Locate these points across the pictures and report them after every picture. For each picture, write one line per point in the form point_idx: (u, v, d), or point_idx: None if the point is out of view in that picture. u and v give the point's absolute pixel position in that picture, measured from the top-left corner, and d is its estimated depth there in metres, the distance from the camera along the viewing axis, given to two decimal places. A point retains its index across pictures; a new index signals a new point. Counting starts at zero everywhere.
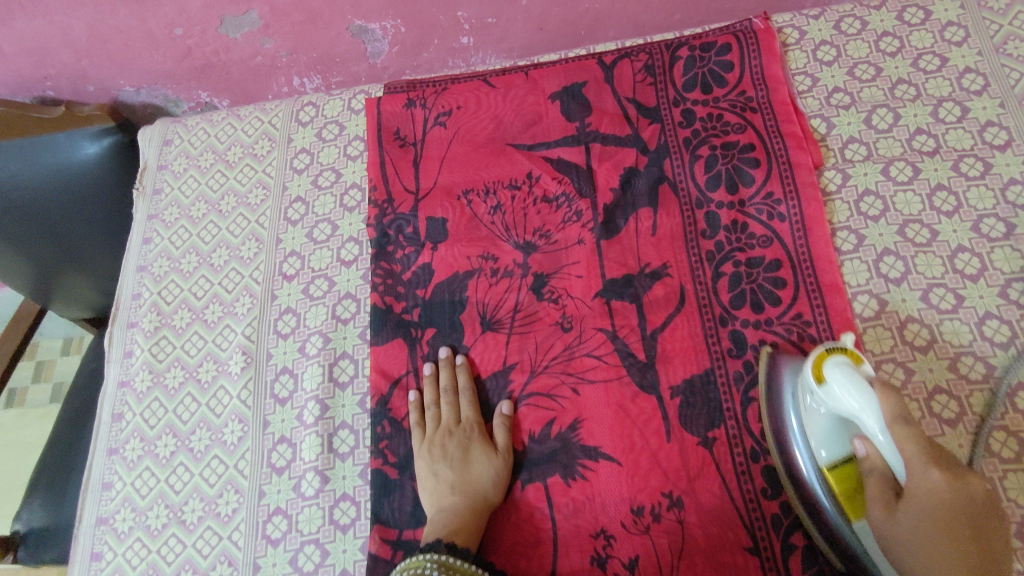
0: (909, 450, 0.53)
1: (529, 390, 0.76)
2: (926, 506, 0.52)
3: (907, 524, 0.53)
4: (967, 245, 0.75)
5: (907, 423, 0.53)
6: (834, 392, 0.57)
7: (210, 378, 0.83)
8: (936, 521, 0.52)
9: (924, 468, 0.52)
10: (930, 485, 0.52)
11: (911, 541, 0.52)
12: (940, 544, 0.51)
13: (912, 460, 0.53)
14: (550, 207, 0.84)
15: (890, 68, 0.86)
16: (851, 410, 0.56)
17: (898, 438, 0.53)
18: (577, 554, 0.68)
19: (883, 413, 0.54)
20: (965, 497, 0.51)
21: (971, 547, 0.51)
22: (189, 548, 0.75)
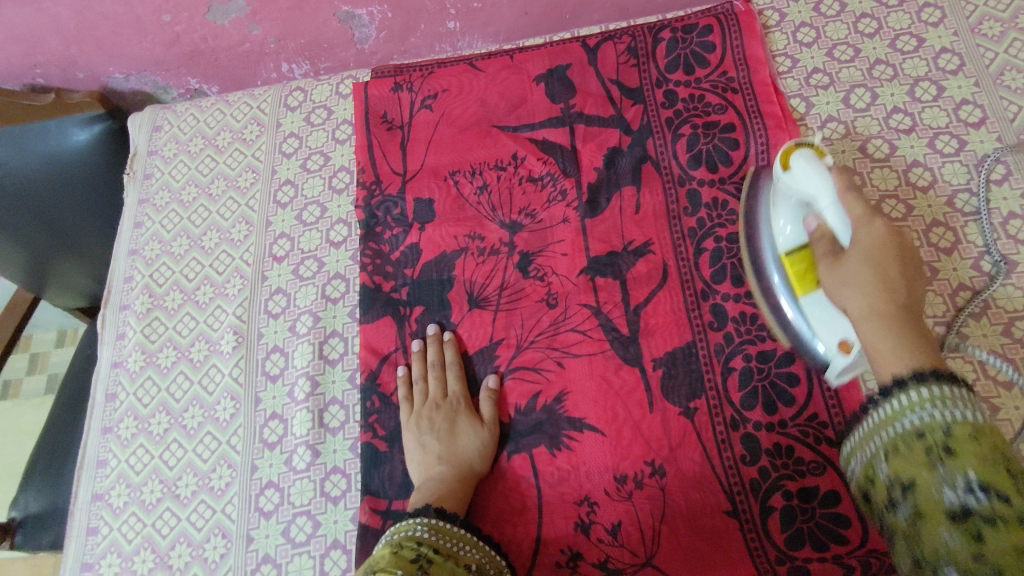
0: (856, 209, 0.59)
1: (516, 364, 0.78)
2: (867, 250, 0.57)
3: (849, 263, 0.58)
4: (941, 219, 0.77)
5: (856, 191, 0.59)
6: (800, 172, 0.63)
7: (202, 357, 0.85)
8: (874, 262, 0.57)
9: (870, 222, 0.58)
10: (872, 235, 0.58)
11: (850, 278, 0.57)
12: (874, 281, 0.56)
13: (857, 215, 0.58)
14: (535, 187, 0.85)
15: (868, 49, 0.88)
16: (811, 187, 0.62)
17: (847, 201, 0.59)
18: (562, 521, 0.70)
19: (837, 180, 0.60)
20: (897, 243, 0.58)
21: (897, 283, 0.56)
22: (184, 522, 0.76)
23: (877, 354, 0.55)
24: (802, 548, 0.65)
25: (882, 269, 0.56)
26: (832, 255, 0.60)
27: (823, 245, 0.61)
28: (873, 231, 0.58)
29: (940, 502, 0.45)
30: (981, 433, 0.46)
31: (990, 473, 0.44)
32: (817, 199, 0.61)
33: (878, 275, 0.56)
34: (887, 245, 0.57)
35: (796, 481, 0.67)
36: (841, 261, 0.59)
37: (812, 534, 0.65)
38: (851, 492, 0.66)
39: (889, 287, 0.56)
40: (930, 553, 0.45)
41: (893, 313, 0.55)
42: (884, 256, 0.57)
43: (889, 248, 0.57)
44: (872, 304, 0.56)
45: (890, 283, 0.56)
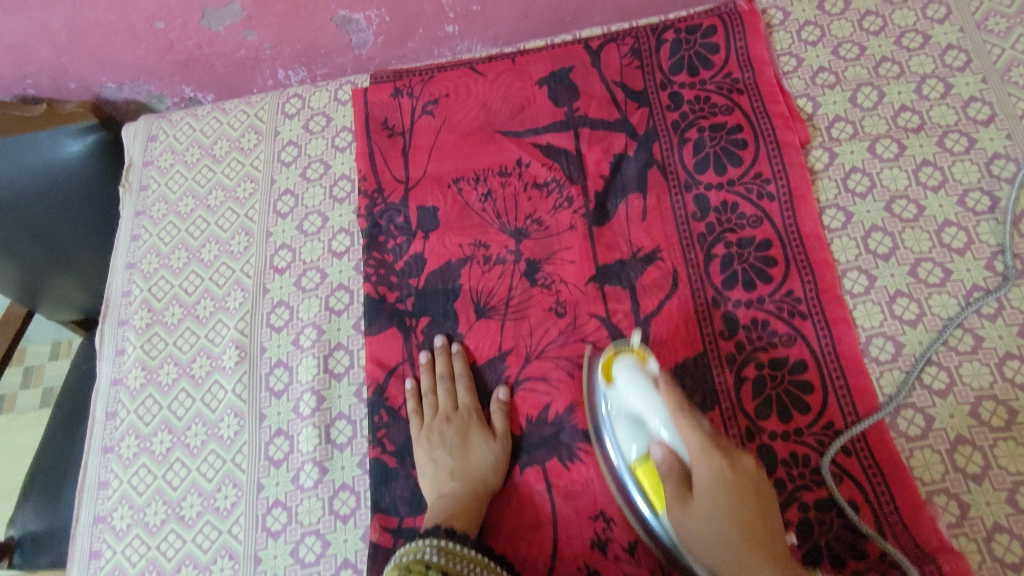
0: (690, 439, 0.58)
1: (525, 376, 0.76)
2: (710, 494, 0.56)
3: (696, 519, 0.56)
4: (953, 219, 0.76)
5: (688, 417, 0.59)
6: (627, 389, 0.65)
7: (204, 373, 0.83)
8: (727, 500, 0.55)
9: (708, 455, 0.57)
10: (712, 471, 0.56)
11: (709, 526, 0.55)
12: (731, 508, 0.55)
13: (695, 448, 0.58)
14: (541, 193, 0.84)
15: (874, 47, 0.87)
16: (640, 404, 0.63)
17: (681, 428, 0.59)
18: (577, 536, 0.69)
19: (667, 404, 0.61)
20: (738, 467, 0.57)
21: (751, 506, 0.55)
22: (189, 543, 0.75)
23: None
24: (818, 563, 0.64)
25: (743, 528, 0.54)
26: (680, 499, 0.58)
27: (670, 480, 0.59)
28: (718, 476, 0.56)
29: None
30: None
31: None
32: (649, 419, 0.62)
33: (733, 519, 0.54)
34: (735, 484, 0.56)
35: (813, 492, 0.66)
36: (692, 513, 0.56)
37: (831, 547, 0.65)
38: (869, 498, 0.65)
39: (746, 529, 0.54)
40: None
41: (766, 561, 0.52)
42: (740, 492, 0.55)
43: (734, 480, 0.56)
44: (736, 554, 0.53)
45: (750, 527, 0.54)
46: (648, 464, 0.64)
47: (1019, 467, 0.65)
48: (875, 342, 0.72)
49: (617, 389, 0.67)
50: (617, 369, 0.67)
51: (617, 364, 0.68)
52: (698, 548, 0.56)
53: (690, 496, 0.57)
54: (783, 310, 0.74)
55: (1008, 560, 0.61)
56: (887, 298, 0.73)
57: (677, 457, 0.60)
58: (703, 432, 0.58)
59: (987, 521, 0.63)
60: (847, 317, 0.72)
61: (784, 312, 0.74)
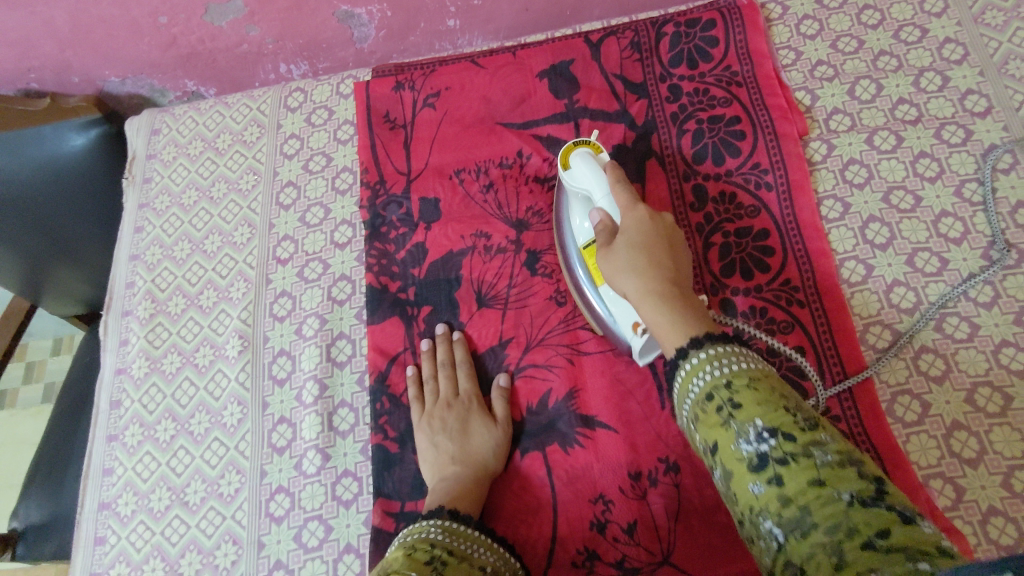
0: (620, 195, 0.65)
1: (526, 363, 0.77)
2: (630, 234, 0.63)
3: (614, 244, 0.63)
4: (950, 209, 0.77)
5: (623, 183, 0.66)
6: (579, 171, 0.70)
7: (207, 362, 0.84)
8: (641, 232, 0.62)
9: (635, 206, 0.64)
10: (636, 216, 0.64)
11: (618, 258, 0.62)
12: (645, 244, 0.61)
13: (626, 204, 0.65)
14: (541, 184, 0.85)
15: (872, 40, 0.87)
16: (587, 182, 0.69)
17: (615, 189, 0.66)
18: (577, 521, 0.69)
19: (607, 176, 0.68)
20: (659, 223, 0.63)
21: (661, 249, 0.61)
22: (193, 529, 0.75)
23: (656, 324, 0.58)
24: None
25: (647, 255, 0.61)
26: (607, 241, 0.64)
27: (600, 231, 0.66)
28: (642, 221, 0.63)
29: (739, 455, 0.46)
30: (757, 380, 0.49)
31: (777, 418, 0.46)
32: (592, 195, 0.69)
33: (644, 252, 0.61)
34: (652, 230, 0.62)
35: None
36: (610, 250, 0.63)
37: None
38: None
39: (654, 259, 0.60)
40: (747, 504, 0.45)
41: (662, 286, 0.59)
42: (654, 234, 0.62)
43: (651, 229, 0.63)
44: (638, 273, 0.60)
45: (656, 257, 0.60)
46: (591, 245, 0.70)
47: (1013, 452, 0.65)
48: (873, 330, 0.73)
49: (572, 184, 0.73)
50: (573, 158, 0.72)
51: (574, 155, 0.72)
52: (612, 277, 0.63)
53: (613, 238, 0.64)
54: (780, 298, 0.75)
55: (1003, 542, 0.62)
56: (884, 287, 0.74)
57: (612, 220, 0.66)
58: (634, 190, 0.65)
59: (983, 505, 0.64)
60: (844, 305, 0.73)
61: (781, 300, 0.75)
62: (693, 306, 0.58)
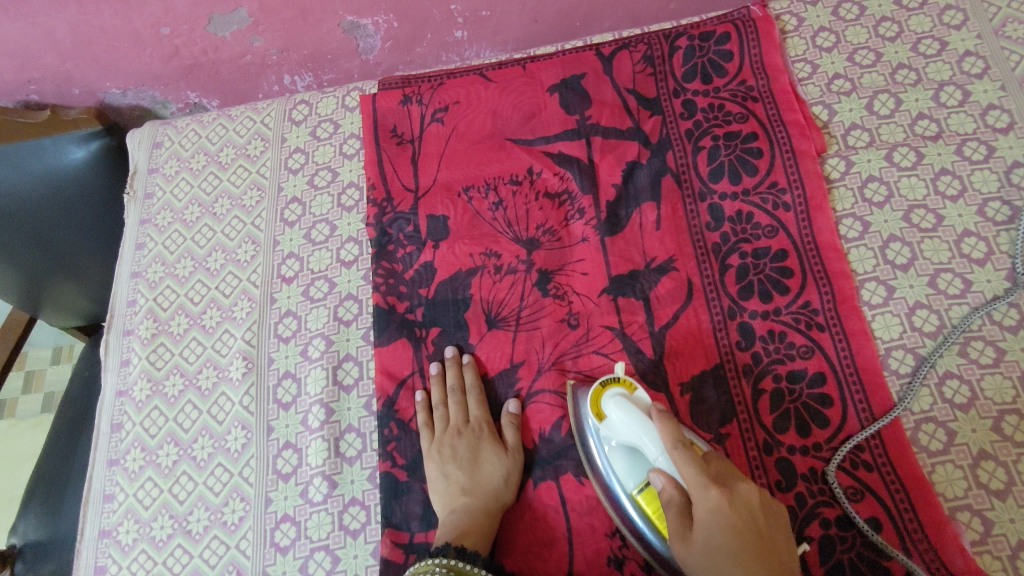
0: (686, 470, 0.54)
1: (538, 388, 0.75)
2: (711, 531, 0.51)
3: (699, 551, 0.52)
4: (973, 229, 0.74)
5: (681, 445, 0.56)
6: (619, 419, 0.62)
7: (210, 385, 0.82)
8: (726, 538, 0.50)
9: (704, 487, 0.53)
10: (711, 503, 0.52)
11: (702, 562, 0.51)
12: (739, 553, 0.49)
13: (692, 480, 0.54)
14: (553, 202, 0.83)
15: (890, 53, 0.85)
16: (632, 434, 0.61)
17: (678, 461, 0.55)
18: (592, 553, 0.67)
19: (663, 435, 0.58)
20: (739, 498, 0.53)
21: (757, 545, 0.50)
22: (196, 559, 0.73)
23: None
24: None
25: (737, 550, 0.49)
26: (681, 532, 0.54)
27: (671, 513, 0.55)
28: (716, 512, 0.52)
29: None
30: None
31: None
32: (646, 449, 0.60)
33: (749, 566, 0.49)
34: (734, 521, 0.51)
35: (833, 507, 0.65)
36: (692, 548, 0.52)
37: (854, 564, 0.63)
38: (893, 516, 0.64)
39: (761, 575, 0.49)
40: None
41: None
42: (741, 528, 0.51)
43: (736, 519, 0.51)
44: None
45: (761, 564, 0.49)
46: (649, 489, 0.62)
47: None
48: (895, 354, 0.71)
49: (611, 424, 0.63)
50: (608, 405, 0.64)
51: (606, 397, 0.65)
52: None
53: (691, 532, 0.53)
54: (800, 322, 0.73)
55: None
56: (906, 310, 0.72)
57: (677, 485, 0.56)
58: (698, 462, 0.55)
59: (1012, 539, 0.62)
60: (865, 330, 0.71)
61: (801, 324, 0.73)
62: None
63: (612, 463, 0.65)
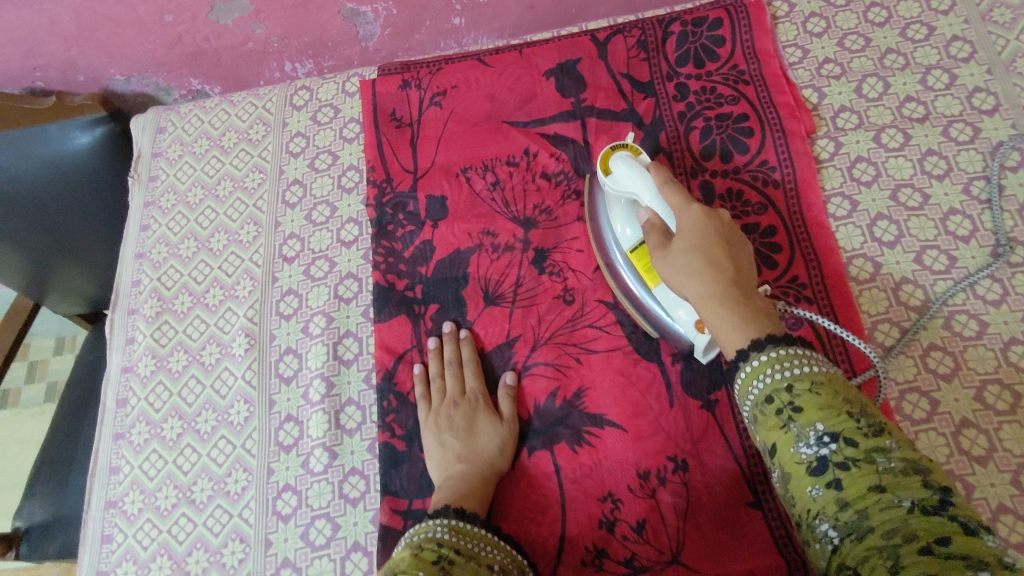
0: (676, 199, 0.63)
1: (533, 361, 0.77)
2: (689, 237, 0.60)
3: (677, 249, 0.60)
4: (958, 207, 0.76)
5: (675, 185, 0.64)
6: (621, 173, 0.69)
7: (214, 361, 0.84)
8: (703, 235, 0.60)
9: (689, 208, 0.62)
10: (693, 219, 0.61)
11: (680, 265, 0.59)
12: (707, 249, 0.59)
13: (679, 204, 0.63)
14: (549, 182, 0.85)
15: (878, 38, 0.87)
16: (634, 186, 0.68)
17: (669, 194, 0.64)
18: (586, 518, 0.69)
19: (656, 179, 0.66)
20: (717, 224, 0.61)
21: (724, 258, 0.59)
22: (201, 527, 0.75)
23: (721, 327, 0.57)
24: None
25: (706, 250, 0.59)
26: (663, 245, 0.62)
27: (653, 232, 0.64)
28: (698, 222, 0.61)
29: (799, 459, 0.49)
30: (820, 386, 0.51)
31: (839, 423, 0.48)
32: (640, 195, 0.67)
33: (709, 261, 0.58)
34: (713, 228, 0.61)
35: None
36: (669, 254, 0.61)
37: None
38: None
39: (721, 265, 0.58)
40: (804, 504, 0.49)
41: (725, 287, 0.57)
42: (715, 234, 0.60)
43: (712, 233, 0.60)
44: (701, 276, 0.58)
45: (726, 255, 0.59)
46: (640, 250, 0.70)
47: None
48: (881, 328, 0.73)
49: (612, 179, 0.70)
50: (613, 162, 0.70)
51: (612, 159, 0.71)
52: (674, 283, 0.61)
53: (670, 241, 0.62)
54: (788, 296, 0.74)
55: (1014, 540, 0.62)
56: (892, 285, 0.74)
57: (662, 219, 0.65)
58: (686, 194, 0.63)
59: (992, 503, 0.64)
60: (852, 303, 0.73)
61: (789, 297, 0.74)
62: (761, 308, 0.57)
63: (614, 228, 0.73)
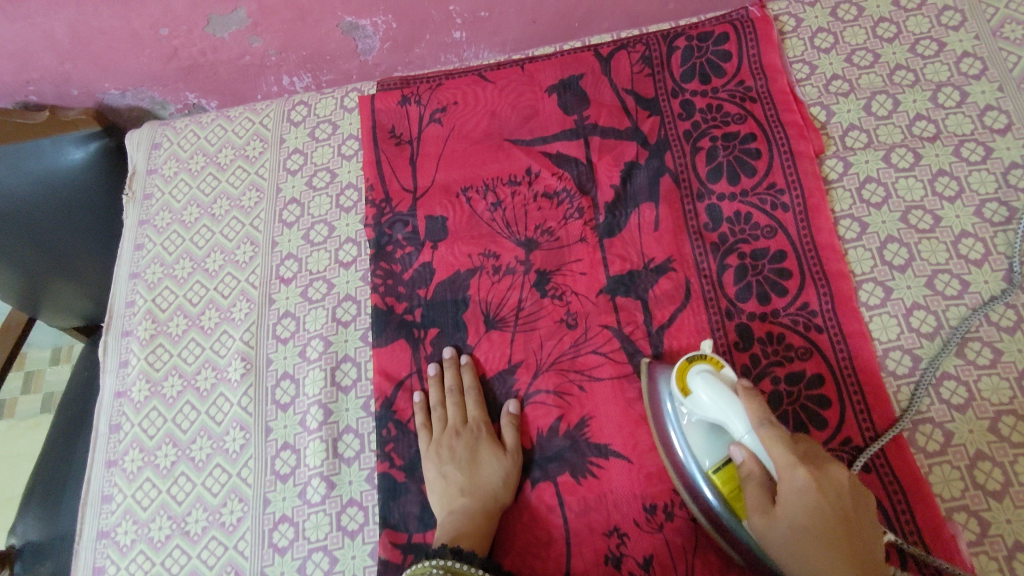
0: (776, 453, 0.53)
1: (536, 388, 0.75)
2: (800, 510, 0.52)
3: (785, 529, 0.53)
4: (970, 229, 0.75)
5: (770, 426, 0.54)
6: (708, 401, 0.59)
7: (209, 386, 0.82)
8: (812, 523, 0.51)
9: (793, 468, 0.52)
10: (803, 486, 0.52)
11: (790, 539, 0.52)
12: (822, 535, 0.51)
13: (782, 461, 0.53)
14: (551, 203, 0.83)
15: (888, 54, 0.85)
16: (721, 413, 0.59)
17: (765, 441, 0.54)
18: (590, 552, 0.67)
19: (749, 415, 0.56)
20: (829, 490, 0.52)
21: (842, 536, 0.51)
22: (194, 559, 0.73)
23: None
24: None
25: (826, 535, 0.51)
26: (764, 509, 0.55)
27: (754, 490, 0.55)
28: (809, 492, 0.52)
29: None
30: None
31: None
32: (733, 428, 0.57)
33: (826, 543, 0.51)
34: (823, 505, 0.52)
35: None
36: (776, 523, 0.53)
37: None
38: (889, 519, 0.64)
39: (846, 556, 0.51)
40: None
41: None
42: (827, 513, 0.52)
43: (823, 507, 0.52)
44: None
45: (842, 544, 0.51)
46: (727, 472, 0.60)
47: None
48: (892, 355, 0.71)
49: (694, 401, 0.61)
50: (692, 379, 0.62)
51: (692, 372, 0.62)
52: (782, 560, 0.54)
53: (774, 508, 0.54)
54: (798, 323, 0.73)
55: None
56: (904, 310, 0.72)
57: (762, 466, 0.55)
58: (787, 443, 0.54)
59: (1009, 540, 0.62)
60: (863, 330, 0.71)
61: (799, 325, 0.73)
62: None
63: (689, 444, 0.63)
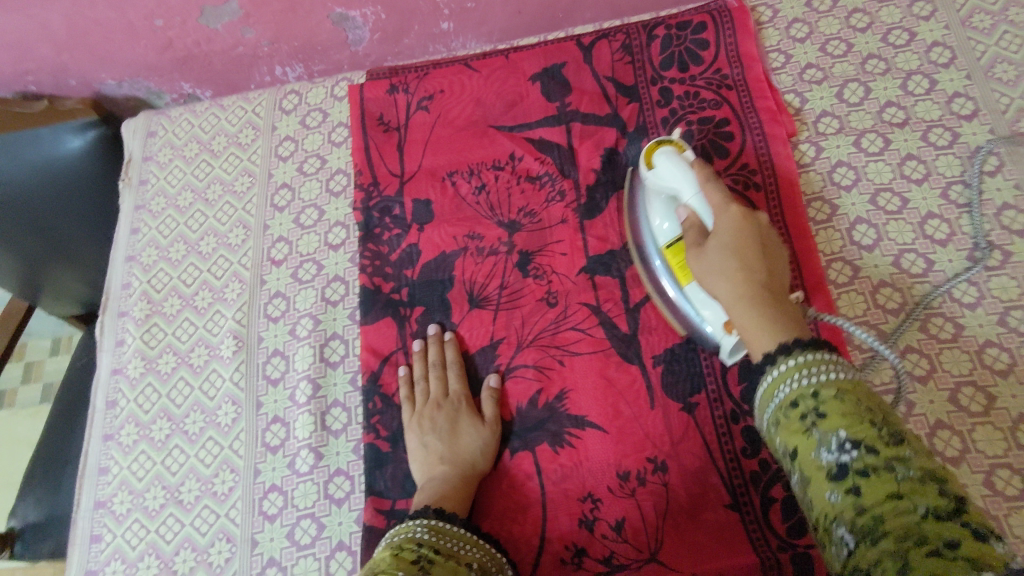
0: (714, 195, 0.63)
1: (517, 363, 0.78)
2: (724, 239, 0.61)
3: (710, 253, 0.61)
4: (936, 211, 0.77)
5: (716, 183, 0.65)
6: (665, 169, 0.69)
7: (202, 363, 0.85)
8: (733, 243, 0.60)
9: (726, 207, 0.62)
10: (730, 220, 0.62)
11: (714, 265, 0.60)
12: (741, 252, 0.60)
13: (716, 203, 0.63)
14: (533, 186, 0.85)
15: (861, 44, 0.88)
16: (675, 181, 0.68)
17: (708, 189, 0.64)
18: (566, 516, 0.70)
19: (699, 176, 0.66)
20: (753, 226, 0.61)
21: (758, 264, 0.59)
22: (188, 527, 0.76)
23: (751, 331, 0.57)
24: (804, 536, 0.65)
25: (743, 257, 0.59)
26: (699, 245, 0.64)
27: (693, 233, 0.65)
28: (735, 221, 0.61)
29: (819, 464, 0.47)
30: (845, 391, 0.48)
31: (859, 429, 0.46)
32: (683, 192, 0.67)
33: (741, 263, 0.59)
34: (743, 229, 0.61)
35: None
36: (704, 252, 0.62)
37: None
38: None
39: (754, 269, 0.59)
40: (821, 508, 0.46)
41: (753, 289, 0.58)
42: (747, 234, 0.61)
43: (747, 234, 0.61)
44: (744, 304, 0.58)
45: (753, 266, 0.59)
46: (676, 246, 0.70)
47: (997, 450, 0.66)
48: (858, 330, 0.74)
49: (656, 173, 0.70)
50: (657, 157, 0.70)
51: (656, 153, 0.71)
52: (705, 280, 0.62)
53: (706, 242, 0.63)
54: None
55: None
56: (870, 288, 0.75)
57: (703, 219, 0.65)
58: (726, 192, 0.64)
59: (965, 503, 0.65)
60: (831, 306, 0.74)
61: None
62: (790, 315, 0.57)
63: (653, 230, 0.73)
